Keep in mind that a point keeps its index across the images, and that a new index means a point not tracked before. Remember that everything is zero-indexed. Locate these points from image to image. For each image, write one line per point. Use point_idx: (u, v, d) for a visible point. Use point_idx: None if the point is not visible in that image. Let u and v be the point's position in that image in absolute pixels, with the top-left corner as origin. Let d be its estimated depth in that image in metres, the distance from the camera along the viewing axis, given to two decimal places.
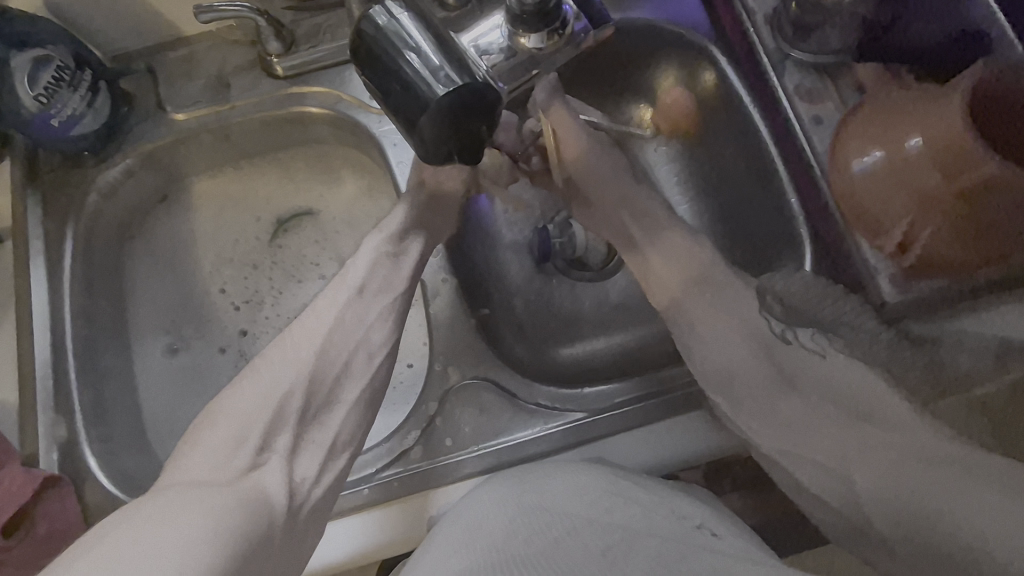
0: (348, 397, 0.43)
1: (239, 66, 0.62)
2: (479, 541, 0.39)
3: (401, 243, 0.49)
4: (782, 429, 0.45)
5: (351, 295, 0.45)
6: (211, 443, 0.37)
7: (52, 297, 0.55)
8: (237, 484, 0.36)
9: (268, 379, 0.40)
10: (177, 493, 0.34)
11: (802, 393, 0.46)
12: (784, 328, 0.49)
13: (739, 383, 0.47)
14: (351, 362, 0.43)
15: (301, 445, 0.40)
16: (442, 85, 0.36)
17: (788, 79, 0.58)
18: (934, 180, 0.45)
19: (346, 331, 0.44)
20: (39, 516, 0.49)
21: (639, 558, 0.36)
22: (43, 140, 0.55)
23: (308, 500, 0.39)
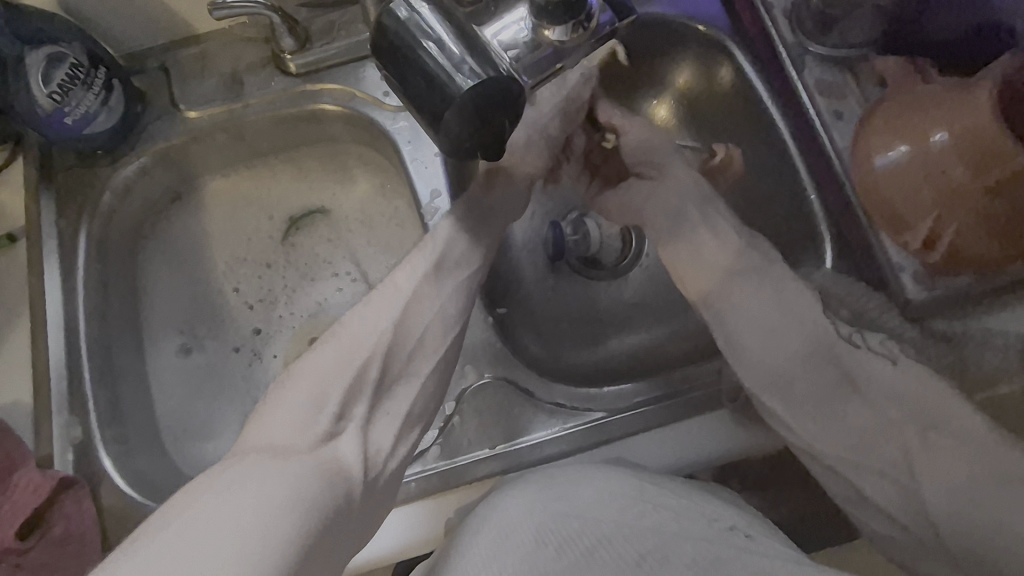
0: (424, 370, 0.41)
1: (252, 64, 0.61)
2: (512, 554, 0.39)
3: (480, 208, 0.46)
4: (838, 428, 0.42)
5: (430, 265, 0.42)
6: (293, 404, 0.37)
7: (66, 297, 0.55)
8: (316, 454, 0.35)
9: (354, 338, 0.39)
10: (255, 462, 0.34)
11: (866, 396, 0.42)
12: (851, 331, 0.45)
13: (799, 384, 0.43)
14: (429, 333, 0.41)
15: (376, 415, 0.39)
16: (465, 78, 0.35)
17: (808, 74, 0.57)
18: (961, 172, 0.44)
19: (424, 300, 0.42)
20: (56, 518, 0.49)
21: (676, 567, 0.36)
22: (57, 138, 0.55)
23: (384, 472, 0.38)
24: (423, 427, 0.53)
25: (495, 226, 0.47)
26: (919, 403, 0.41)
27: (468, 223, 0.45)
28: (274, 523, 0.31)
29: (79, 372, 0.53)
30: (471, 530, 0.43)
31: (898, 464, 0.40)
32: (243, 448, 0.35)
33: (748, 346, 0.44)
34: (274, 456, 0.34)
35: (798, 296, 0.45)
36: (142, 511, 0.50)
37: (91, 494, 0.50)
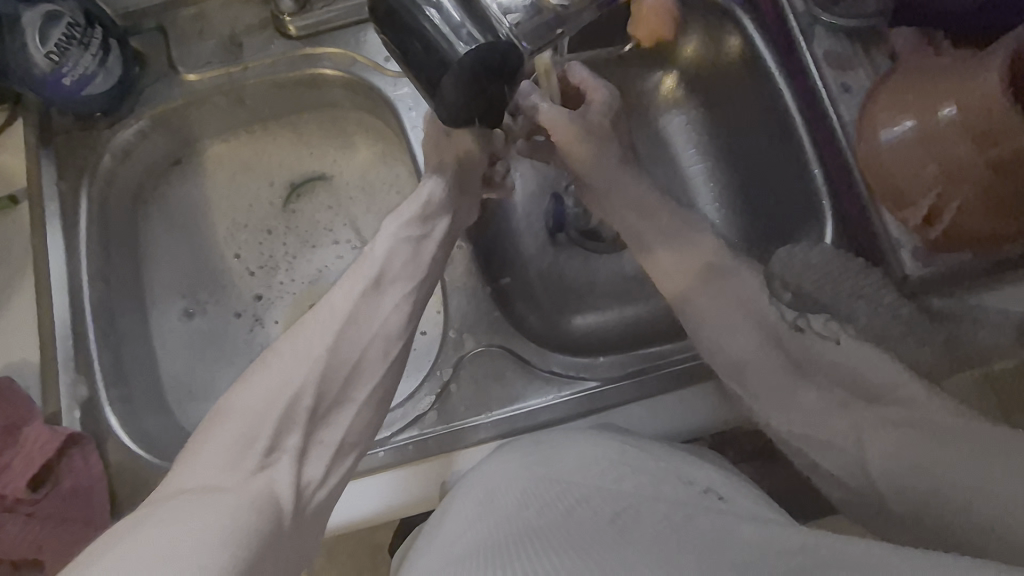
0: (358, 394, 0.41)
1: (250, 26, 0.60)
2: (495, 512, 0.40)
3: (426, 223, 0.46)
4: (796, 413, 0.44)
5: (368, 288, 0.42)
6: (220, 443, 0.36)
7: (70, 258, 0.55)
8: (249, 485, 0.34)
9: (288, 367, 0.38)
10: (190, 498, 0.32)
11: (808, 375, 0.45)
12: (795, 316, 0.49)
13: (752, 372, 0.47)
14: (366, 356, 0.41)
15: (311, 443, 0.38)
16: (464, 42, 0.35)
17: (817, 46, 0.56)
18: (967, 151, 0.44)
19: (362, 324, 0.41)
20: (64, 472, 0.50)
21: (648, 522, 0.36)
22: (55, 99, 0.54)
23: (313, 503, 0.37)
24: (420, 393, 0.54)
25: (444, 237, 0.47)
26: (859, 378, 0.43)
27: (417, 233, 0.45)
28: (221, 544, 0.30)
29: (83, 333, 0.54)
30: (461, 492, 0.45)
31: (842, 432, 0.41)
32: (169, 490, 0.34)
33: (706, 334, 0.49)
34: (205, 495, 0.33)
35: (744, 288, 0.50)
36: (148, 468, 0.52)
37: (98, 449, 0.52)
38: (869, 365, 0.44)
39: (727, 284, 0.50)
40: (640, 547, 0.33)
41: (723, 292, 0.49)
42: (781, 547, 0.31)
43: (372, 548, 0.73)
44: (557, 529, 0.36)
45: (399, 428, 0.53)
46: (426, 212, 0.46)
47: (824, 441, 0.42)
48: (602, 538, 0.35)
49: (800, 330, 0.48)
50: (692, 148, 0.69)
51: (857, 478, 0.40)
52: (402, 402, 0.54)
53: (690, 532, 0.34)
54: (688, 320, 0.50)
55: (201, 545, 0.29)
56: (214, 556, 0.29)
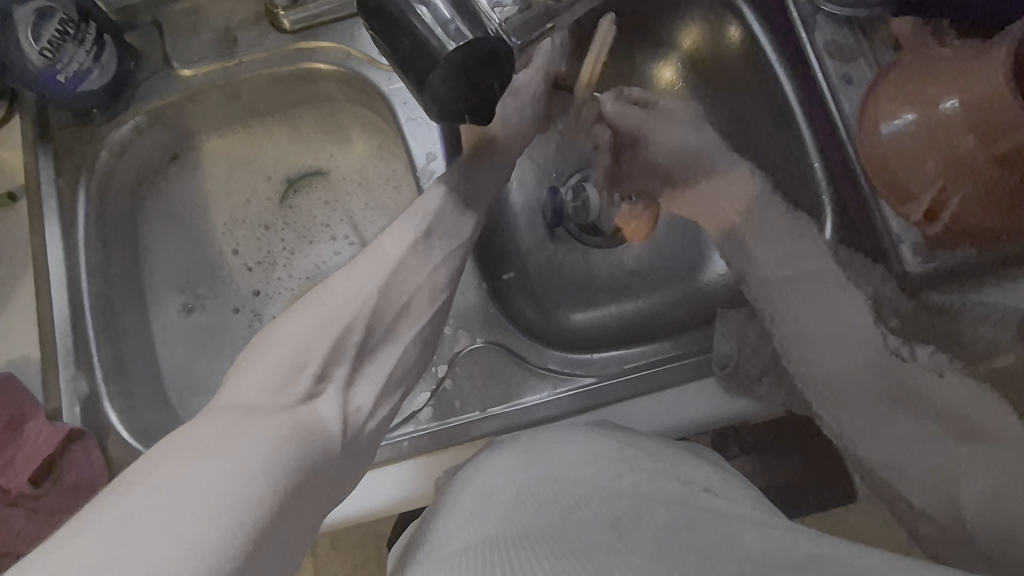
0: (404, 336, 0.41)
1: (245, 19, 0.60)
2: (492, 507, 0.41)
3: (468, 189, 0.46)
4: (888, 441, 0.45)
5: (419, 233, 0.43)
6: (271, 369, 0.35)
7: (68, 255, 0.55)
8: (292, 414, 0.33)
9: (340, 301, 0.38)
10: (228, 421, 0.31)
11: (907, 405, 0.45)
12: (898, 343, 0.47)
13: (846, 393, 0.46)
14: (415, 299, 0.42)
15: (356, 377, 0.38)
16: (453, 40, 0.35)
17: (818, 36, 0.55)
18: (968, 143, 0.44)
19: (409, 270, 0.42)
20: (67, 466, 0.51)
21: (647, 529, 0.36)
22: (52, 96, 0.54)
23: (365, 430, 0.37)
24: (416, 389, 0.54)
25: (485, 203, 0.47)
26: (953, 414, 0.43)
27: (456, 198, 0.45)
28: (255, 475, 0.28)
29: (82, 330, 0.54)
30: (456, 492, 0.45)
31: (938, 467, 0.42)
32: (213, 409, 0.32)
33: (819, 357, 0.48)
34: (246, 420, 0.31)
35: (853, 300, 0.49)
36: None
37: (98, 444, 0.52)
38: (974, 406, 0.43)
39: (827, 294, 0.49)
40: (651, 549, 0.33)
41: (825, 290, 0.49)
42: (787, 556, 0.31)
43: (376, 538, 0.74)
44: (576, 524, 0.37)
45: (394, 424, 0.53)
46: (461, 179, 0.46)
47: (919, 475, 0.43)
48: (601, 544, 0.35)
49: (904, 358, 0.46)
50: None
51: (946, 511, 0.41)
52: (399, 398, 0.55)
53: (687, 540, 0.34)
54: (778, 322, 0.50)
55: (243, 470, 0.28)
56: (254, 485, 0.27)
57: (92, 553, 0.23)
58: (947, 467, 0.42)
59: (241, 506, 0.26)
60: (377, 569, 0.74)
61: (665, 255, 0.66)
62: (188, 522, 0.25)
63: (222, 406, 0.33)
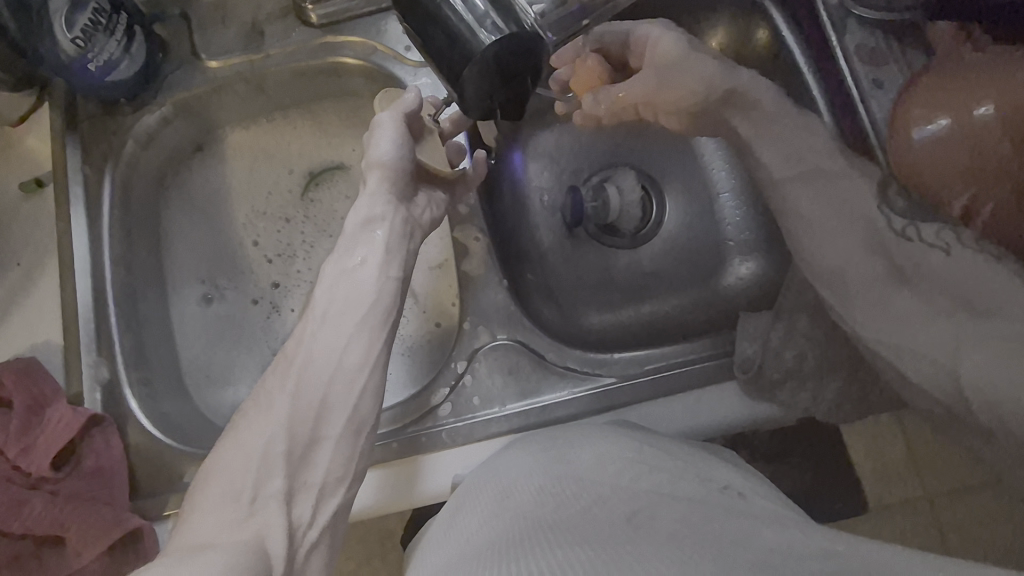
0: (332, 432, 0.40)
1: (272, 14, 0.60)
2: (509, 509, 0.40)
3: (368, 237, 0.44)
4: (894, 321, 0.48)
5: (317, 325, 0.42)
6: (212, 503, 0.37)
7: (93, 243, 0.56)
8: (241, 535, 0.35)
9: (260, 414, 0.40)
10: (182, 554, 0.33)
11: (913, 286, 0.48)
12: (903, 224, 0.50)
13: (854, 289, 0.49)
14: (330, 394, 0.40)
15: (299, 488, 0.39)
16: (487, 32, 0.35)
17: (849, 40, 0.55)
18: (1003, 148, 0.46)
19: (319, 360, 0.41)
20: (86, 451, 0.52)
21: (664, 521, 0.34)
22: (83, 84, 0.55)
23: (305, 543, 0.39)
24: (434, 384, 0.54)
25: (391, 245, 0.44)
26: (964, 293, 0.46)
27: (358, 261, 0.44)
28: None
29: (104, 316, 0.55)
30: (469, 494, 0.45)
31: (938, 344, 0.45)
32: (172, 547, 0.35)
33: (807, 249, 0.53)
34: (199, 549, 0.34)
35: (858, 199, 0.52)
36: (170, 450, 0.53)
37: (118, 431, 0.53)
38: (975, 275, 0.47)
39: (838, 188, 0.52)
40: (654, 542, 0.32)
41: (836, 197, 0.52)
42: (804, 550, 0.30)
43: (382, 534, 0.74)
44: (569, 522, 0.36)
45: (412, 419, 0.53)
46: (362, 229, 0.44)
47: (920, 351, 0.46)
48: (617, 536, 0.33)
49: (909, 238, 0.49)
50: (730, 193, 0.66)
51: (944, 384, 0.45)
52: (416, 393, 0.54)
53: (707, 532, 0.32)
54: (794, 220, 0.54)
55: None
56: None
57: None
58: (948, 343, 0.45)
59: None
60: (383, 565, 0.74)
61: (684, 258, 0.66)
62: None
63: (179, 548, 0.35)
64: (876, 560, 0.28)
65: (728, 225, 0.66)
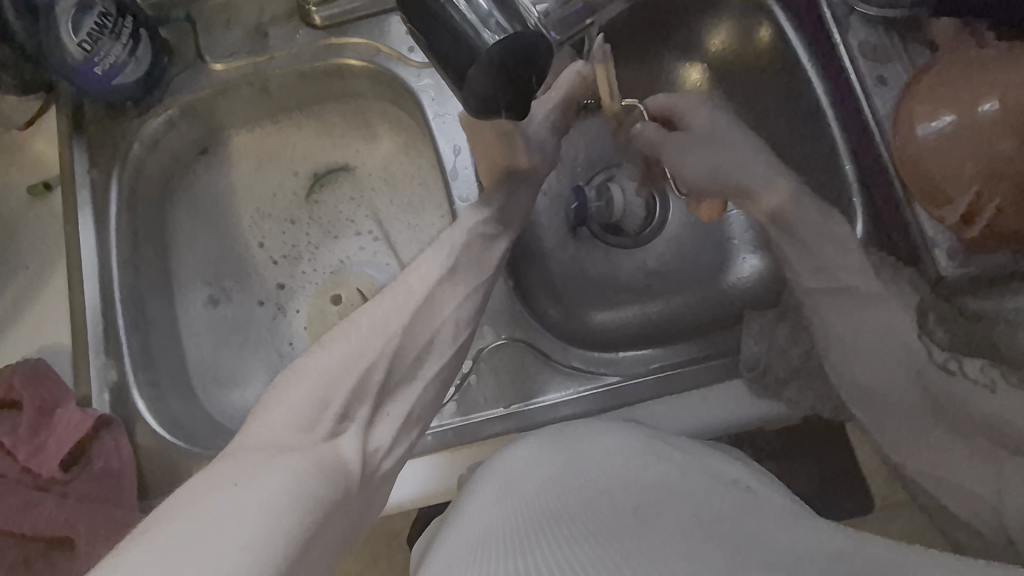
0: (426, 373, 0.42)
1: (277, 16, 0.61)
2: (518, 497, 0.40)
3: (495, 229, 0.48)
4: (932, 457, 0.46)
5: (444, 271, 0.44)
6: (296, 405, 0.36)
7: (100, 246, 0.56)
8: (320, 449, 0.34)
9: (365, 338, 0.39)
10: (257, 459, 0.32)
11: (952, 423, 0.46)
12: (947, 357, 0.48)
13: (886, 408, 0.49)
14: (438, 336, 0.43)
15: (377, 416, 0.39)
16: (492, 32, 0.35)
17: (852, 36, 0.55)
18: (1010, 145, 0.44)
19: (433, 309, 0.43)
20: (95, 452, 0.52)
21: (672, 515, 0.35)
22: (90, 88, 0.56)
23: (380, 469, 0.38)
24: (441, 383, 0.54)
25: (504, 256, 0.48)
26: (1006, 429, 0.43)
27: (484, 235, 0.47)
28: (287, 512, 0.29)
29: (112, 318, 0.55)
30: (482, 476, 0.45)
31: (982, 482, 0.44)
32: (239, 448, 0.33)
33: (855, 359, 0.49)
34: (278, 455, 0.33)
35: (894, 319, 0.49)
36: (178, 452, 0.53)
37: (127, 433, 0.53)
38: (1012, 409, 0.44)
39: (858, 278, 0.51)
40: (667, 536, 0.33)
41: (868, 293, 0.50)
42: (820, 552, 0.30)
43: (387, 538, 0.74)
44: (584, 515, 0.36)
45: None
46: (487, 226, 0.47)
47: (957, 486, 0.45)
48: (627, 528, 0.34)
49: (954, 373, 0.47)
50: None
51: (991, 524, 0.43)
52: None
53: (718, 530, 0.33)
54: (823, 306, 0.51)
55: (269, 507, 0.29)
56: (275, 525, 0.29)
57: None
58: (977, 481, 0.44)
59: (272, 536, 0.28)
60: (388, 568, 0.74)
61: (688, 258, 0.66)
62: (221, 553, 0.26)
63: (251, 444, 0.34)
64: (893, 561, 0.28)
65: (731, 223, 0.66)
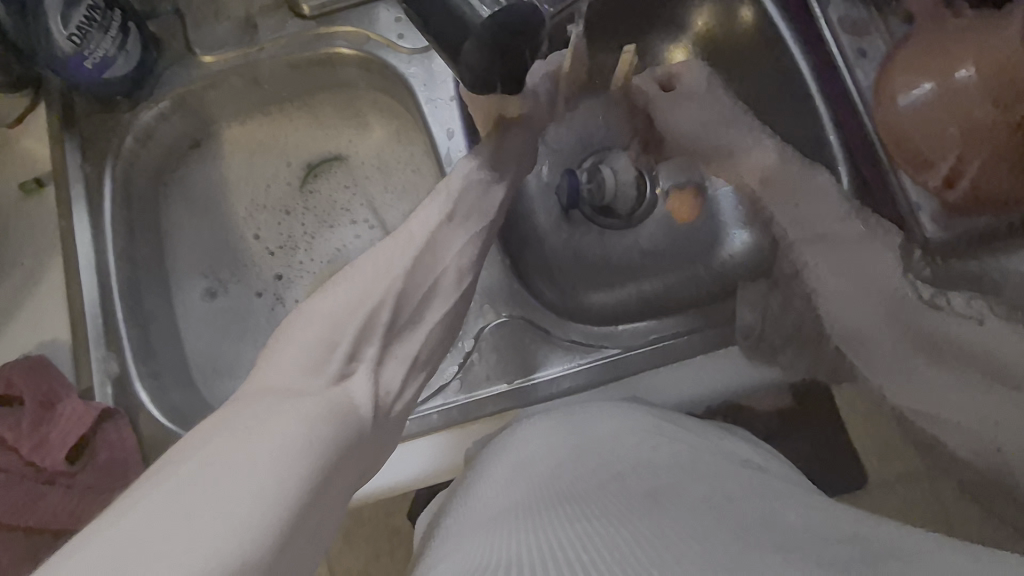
0: (432, 317, 0.42)
1: (265, 6, 0.61)
2: (531, 474, 0.41)
3: (491, 172, 0.46)
4: (916, 391, 0.50)
5: (443, 216, 0.43)
6: (304, 344, 0.36)
7: (96, 240, 0.56)
8: (330, 391, 0.34)
9: (366, 286, 0.39)
10: (274, 400, 0.32)
11: (944, 357, 0.48)
12: (934, 294, 0.51)
13: (870, 345, 0.51)
14: (441, 281, 0.42)
15: (386, 357, 0.39)
16: (486, 4, 0.36)
17: (832, 10, 0.56)
18: (984, 108, 0.45)
19: (439, 247, 0.42)
20: (100, 445, 0.52)
21: (683, 488, 0.36)
22: (80, 82, 0.56)
23: (392, 409, 0.38)
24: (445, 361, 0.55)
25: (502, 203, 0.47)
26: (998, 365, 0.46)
27: (483, 180, 0.46)
28: (301, 455, 0.29)
29: (111, 311, 0.55)
30: (496, 455, 0.47)
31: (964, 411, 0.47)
32: (253, 389, 0.33)
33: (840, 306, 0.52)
34: (290, 397, 0.32)
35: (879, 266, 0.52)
36: (182, 441, 0.53)
37: (130, 423, 0.53)
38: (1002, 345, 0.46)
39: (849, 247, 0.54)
40: (677, 506, 0.33)
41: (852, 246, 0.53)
42: (829, 532, 0.31)
43: (391, 528, 0.74)
44: (598, 491, 0.37)
45: (422, 399, 0.54)
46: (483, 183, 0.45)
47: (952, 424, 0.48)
48: (635, 496, 0.35)
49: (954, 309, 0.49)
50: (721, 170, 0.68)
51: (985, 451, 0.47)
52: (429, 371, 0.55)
53: (728, 505, 0.34)
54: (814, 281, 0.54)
55: (283, 449, 0.29)
56: (290, 468, 0.29)
57: (148, 520, 0.25)
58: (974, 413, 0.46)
59: (286, 483, 0.28)
60: (393, 559, 0.75)
61: (681, 236, 0.67)
62: (238, 499, 0.27)
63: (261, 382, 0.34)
64: (903, 545, 0.29)
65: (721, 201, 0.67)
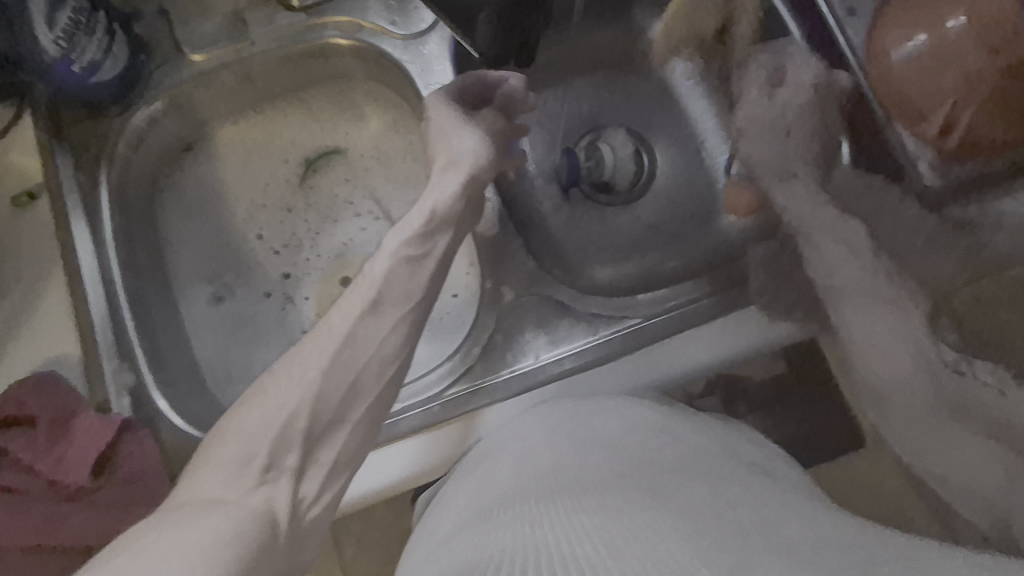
0: (353, 417, 0.37)
1: (254, 0, 0.60)
2: (523, 486, 0.40)
3: (426, 241, 0.41)
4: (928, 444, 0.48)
5: (365, 305, 0.37)
6: (228, 451, 0.33)
7: (96, 251, 0.55)
8: (249, 497, 0.31)
9: (283, 389, 0.34)
10: (194, 508, 0.30)
11: (963, 419, 0.46)
12: (957, 357, 0.47)
13: (883, 387, 0.50)
14: (360, 381, 0.37)
15: (308, 464, 0.35)
16: None
17: None
18: (979, 56, 0.45)
19: (360, 342, 0.37)
20: (122, 457, 0.51)
21: (679, 497, 0.34)
22: (67, 86, 0.54)
23: (307, 518, 0.34)
24: (467, 344, 0.55)
25: (444, 257, 0.42)
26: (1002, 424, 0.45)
27: (415, 252, 0.41)
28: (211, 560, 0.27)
29: (120, 322, 0.54)
30: (494, 460, 0.46)
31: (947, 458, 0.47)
32: (184, 496, 0.31)
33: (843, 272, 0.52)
34: (214, 504, 0.30)
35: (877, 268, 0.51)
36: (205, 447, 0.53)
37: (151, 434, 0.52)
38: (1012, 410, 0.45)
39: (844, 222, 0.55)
40: (668, 515, 0.32)
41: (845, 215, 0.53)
42: (833, 542, 0.28)
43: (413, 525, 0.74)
44: (598, 493, 0.36)
45: (445, 382, 0.54)
46: (426, 228, 0.41)
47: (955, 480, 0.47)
48: (627, 508, 0.34)
49: (963, 374, 0.47)
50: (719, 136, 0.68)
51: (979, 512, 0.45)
52: (450, 356, 0.56)
53: (727, 513, 0.32)
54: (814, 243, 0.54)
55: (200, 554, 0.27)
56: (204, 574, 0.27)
57: None
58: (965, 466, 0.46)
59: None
60: None
61: (684, 206, 0.68)
62: None
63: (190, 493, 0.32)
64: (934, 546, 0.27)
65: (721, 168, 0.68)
